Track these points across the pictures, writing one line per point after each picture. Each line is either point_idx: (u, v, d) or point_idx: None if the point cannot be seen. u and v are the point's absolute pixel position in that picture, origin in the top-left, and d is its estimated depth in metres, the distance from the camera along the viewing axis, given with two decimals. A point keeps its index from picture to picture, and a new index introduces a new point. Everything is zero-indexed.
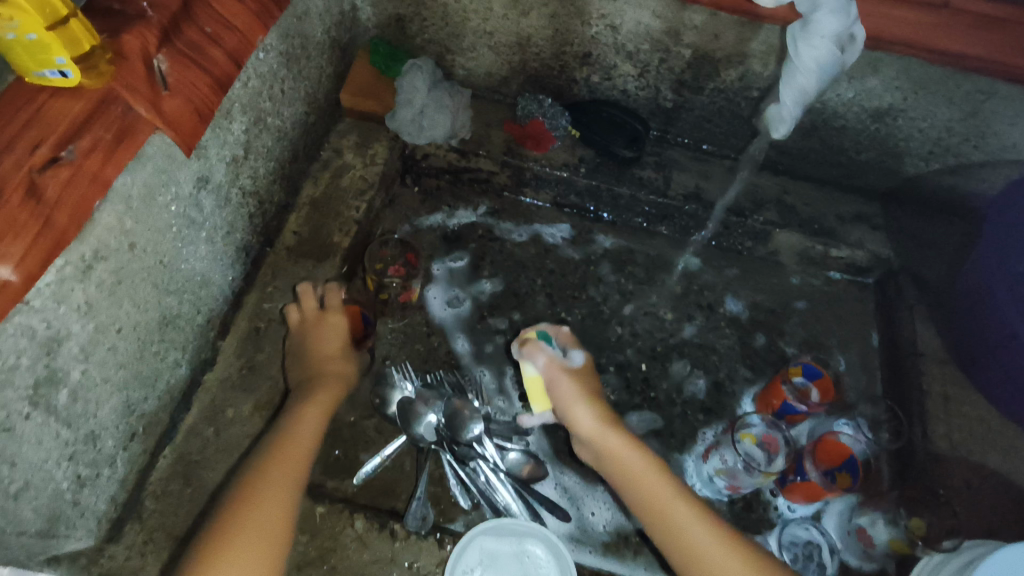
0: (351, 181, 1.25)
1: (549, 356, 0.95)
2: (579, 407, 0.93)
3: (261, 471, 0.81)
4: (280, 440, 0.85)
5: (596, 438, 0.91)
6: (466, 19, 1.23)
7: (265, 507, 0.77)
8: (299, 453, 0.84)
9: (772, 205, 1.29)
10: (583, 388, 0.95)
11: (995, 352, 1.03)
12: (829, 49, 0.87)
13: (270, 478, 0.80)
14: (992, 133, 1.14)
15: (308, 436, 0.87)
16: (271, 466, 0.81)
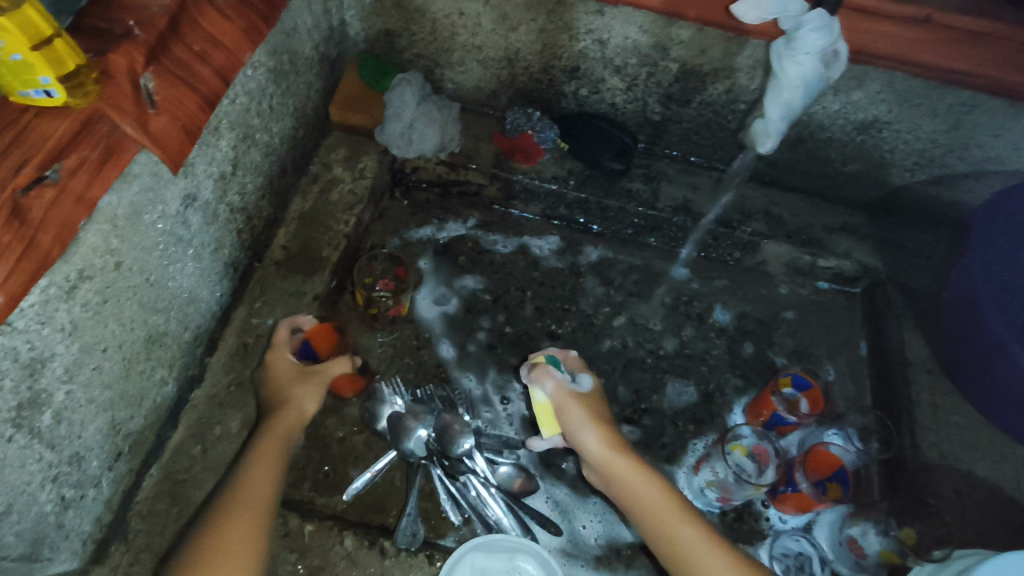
0: (340, 195, 1.25)
1: (558, 382, 0.94)
2: (586, 431, 0.91)
3: (230, 509, 0.78)
4: (243, 473, 0.82)
5: (602, 461, 0.90)
6: (455, 34, 1.24)
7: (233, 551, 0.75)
8: (261, 488, 0.81)
9: (759, 216, 1.30)
10: (592, 411, 0.94)
11: (982, 360, 1.04)
12: (813, 64, 1.00)
13: (241, 519, 0.77)
14: (976, 144, 1.15)
15: (269, 469, 0.83)
16: (239, 505, 0.79)
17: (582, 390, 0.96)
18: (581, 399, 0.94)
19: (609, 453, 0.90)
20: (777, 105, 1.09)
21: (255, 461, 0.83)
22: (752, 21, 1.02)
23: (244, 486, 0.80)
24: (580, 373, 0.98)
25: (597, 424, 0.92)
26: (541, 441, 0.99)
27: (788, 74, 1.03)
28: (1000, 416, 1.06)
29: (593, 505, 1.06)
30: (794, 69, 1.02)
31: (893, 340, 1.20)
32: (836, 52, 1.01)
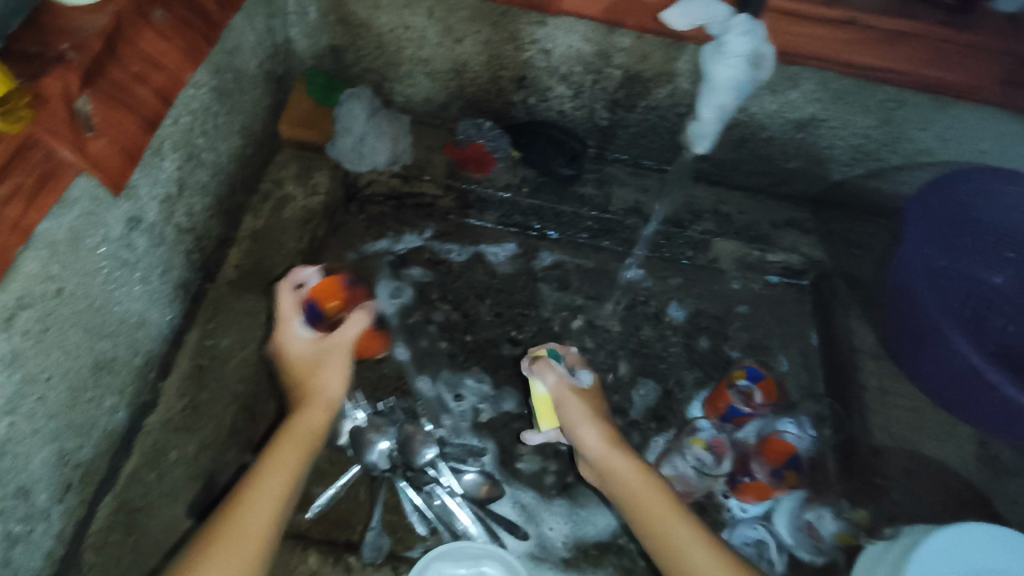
0: (293, 212, 1.24)
1: (558, 376, 0.98)
2: (583, 427, 0.93)
3: (241, 507, 0.76)
4: (259, 470, 0.80)
5: (600, 459, 0.91)
6: (402, 48, 1.26)
7: (235, 554, 0.72)
8: (274, 490, 0.78)
9: (708, 216, 1.34)
10: (594, 407, 0.97)
11: (922, 343, 1.09)
12: (743, 67, 1.02)
13: (248, 519, 0.75)
14: (906, 138, 1.21)
15: (287, 470, 0.81)
16: (249, 505, 0.76)
17: (583, 387, 1.01)
18: (580, 392, 0.98)
19: (608, 450, 0.90)
20: (711, 109, 1.12)
21: (275, 458, 0.81)
22: (680, 26, 1.04)
23: (261, 485, 0.78)
24: (580, 371, 1.03)
25: (596, 419, 0.95)
26: (536, 435, 1.04)
27: (715, 76, 1.06)
28: (941, 394, 1.09)
29: (557, 507, 1.07)
30: (720, 71, 1.04)
31: (840, 329, 1.24)
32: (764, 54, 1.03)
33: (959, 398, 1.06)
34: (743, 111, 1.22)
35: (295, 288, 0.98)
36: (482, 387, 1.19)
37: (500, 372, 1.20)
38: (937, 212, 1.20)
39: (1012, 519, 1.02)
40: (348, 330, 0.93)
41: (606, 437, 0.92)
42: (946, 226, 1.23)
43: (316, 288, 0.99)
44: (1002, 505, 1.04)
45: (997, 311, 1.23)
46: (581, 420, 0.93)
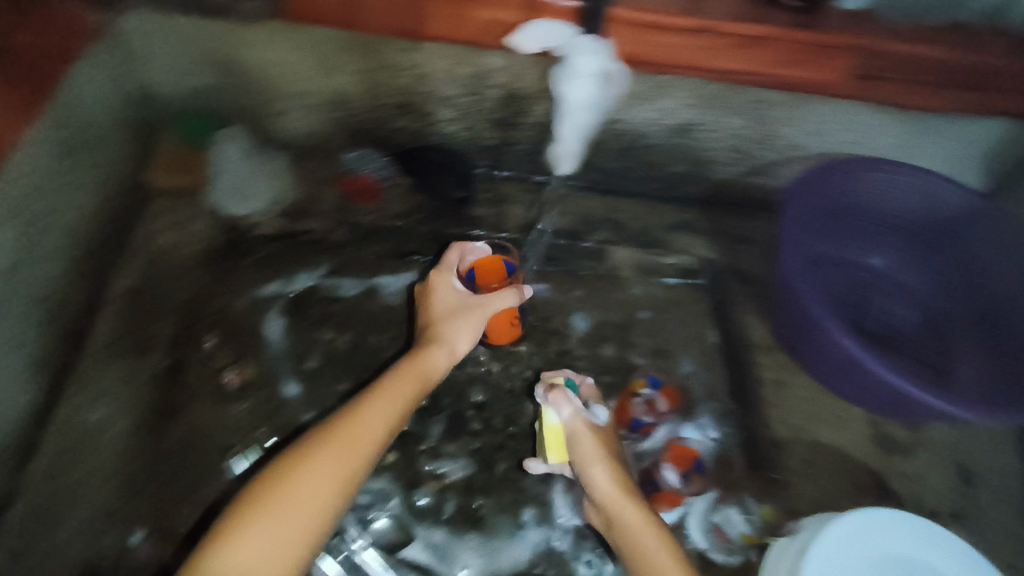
0: (168, 266, 1.21)
1: (574, 412, 0.97)
2: (595, 468, 0.93)
3: (348, 422, 0.86)
4: (377, 394, 0.91)
5: (608, 502, 0.91)
6: (271, 85, 1.21)
7: (334, 463, 0.81)
8: (380, 420, 0.88)
9: (603, 224, 1.37)
10: (605, 447, 0.96)
11: (807, 335, 1.12)
12: (599, 79, 1.05)
13: (359, 435, 0.85)
14: (778, 135, 1.25)
15: (400, 400, 0.91)
16: (355, 424, 0.86)
17: (597, 421, 1.00)
18: (594, 429, 0.97)
19: (619, 498, 0.91)
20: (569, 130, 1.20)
21: (389, 387, 0.92)
22: (532, 48, 1.05)
23: (368, 411, 0.88)
24: (596, 405, 1.02)
25: (609, 461, 0.94)
26: (540, 463, 1.03)
27: (566, 98, 1.09)
28: (832, 383, 1.12)
29: (470, 541, 1.05)
30: (571, 93, 1.08)
31: (737, 325, 1.27)
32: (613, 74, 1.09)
33: (853, 386, 1.08)
34: (620, 121, 1.24)
35: (462, 254, 1.09)
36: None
37: None
38: (817, 205, 1.24)
39: (904, 496, 1.07)
40: (500, 300, 1.04)
41: (619, 478, 0.93)
42: (827, 216, 1.27)
43: (478, 260, 1.11)
44: (894, 483, 1.08)
45: (878, 291, 1.31)
46: (592, 464, 0.93)
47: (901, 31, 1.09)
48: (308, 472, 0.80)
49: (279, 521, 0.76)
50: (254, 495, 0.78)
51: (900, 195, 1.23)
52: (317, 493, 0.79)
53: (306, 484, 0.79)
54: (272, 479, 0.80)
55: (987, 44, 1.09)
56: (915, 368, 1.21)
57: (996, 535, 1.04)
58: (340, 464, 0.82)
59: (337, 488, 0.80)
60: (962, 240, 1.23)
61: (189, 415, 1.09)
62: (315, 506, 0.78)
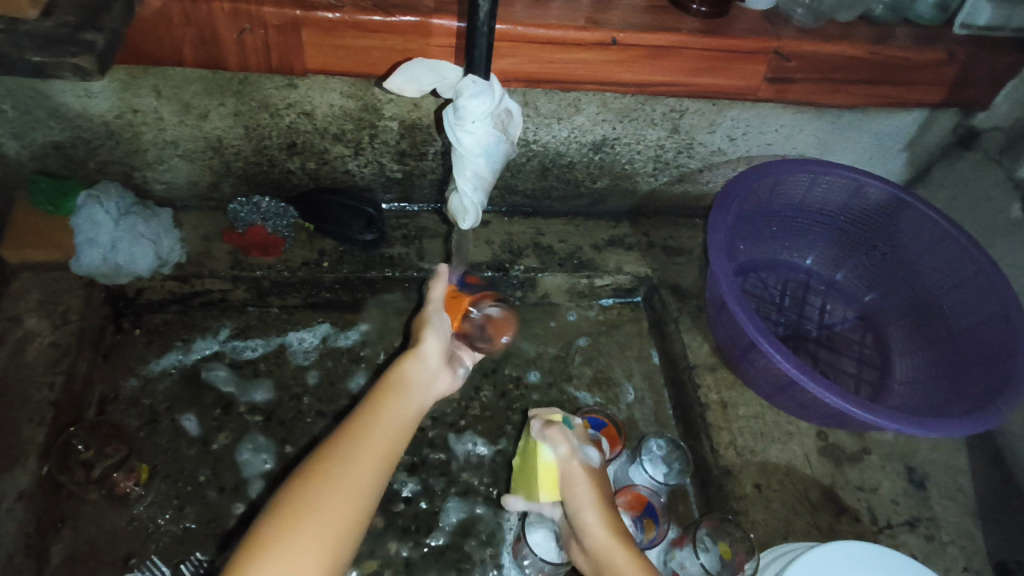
0: (39, 352, 1.01)
1: (568, 452, 0.85)
2: (589, 510, 0.81)
3: (370, 428, 0.72)
4: (391, 394, 0.77)
5: (600, 550, 0.78)
6: (138, 134, 1.06)
7: (361, 480, 0.67)
8: (396, 427, 0.74)
9: (528, 251, 1.25)
10: (603, 491, 0.83)
11: (748, 356, 1.06)
12: (488, 131, 0.81)
13: (381, 442, 0.71)
14: (699, 142, 1.20)
15: (411, 408, 0.77)
16: (377, 431, 0.72)
17: (595, 462, 0.87)
18: (591, 471, 0.85)
19: (612, 547, 0.77)
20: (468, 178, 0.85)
21: (400, 387, 0.78)
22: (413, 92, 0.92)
23: (384, 415, 0.74)
24: (592, 447, 0.90)
25: (602, 505, 0.81)
26: (518, 501, 0.91)
27: (460, 144, 0.82)
28: (777, 400, 1.08)
29: None
30: (464, 137, 0.81)
31: (676, 344, 1.21)
32: (508, 109, 0.83)
33: (795, 404, 1.05)
34: (535, 142, 1.15)
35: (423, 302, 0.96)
36: (229, 377, 1.13)
37: None
38: (748, 210, 1.18)
39: (859, 508, 1.04)
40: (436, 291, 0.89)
41: (613, 522, 0.80)
42: (759, 219, 1.22)
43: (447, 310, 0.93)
44: (848, 496, 1.05)
45: (815, 290, 1.28)
46: (586, 508, 0.80)
47: (811, 30, 1.05)
48: (338, 489, 0.66)
49: (312, 545, 0.62)
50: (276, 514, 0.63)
51: (829, 192, 1.21)
52: (350, 502, 0.66)
53: (340, 490, 0.66)
54: (290, 501, 0.64)
55: (894, 36, 1.07)
56: (857, 371, 1.18)
57: (951, 538, 1.02)
58: (367, 484, 0.68)
59: (365, 509, 0.67)
60: (893, 233, 1.21)
61: (78, 527, 0.96)
62: (345, 527, 0.64)
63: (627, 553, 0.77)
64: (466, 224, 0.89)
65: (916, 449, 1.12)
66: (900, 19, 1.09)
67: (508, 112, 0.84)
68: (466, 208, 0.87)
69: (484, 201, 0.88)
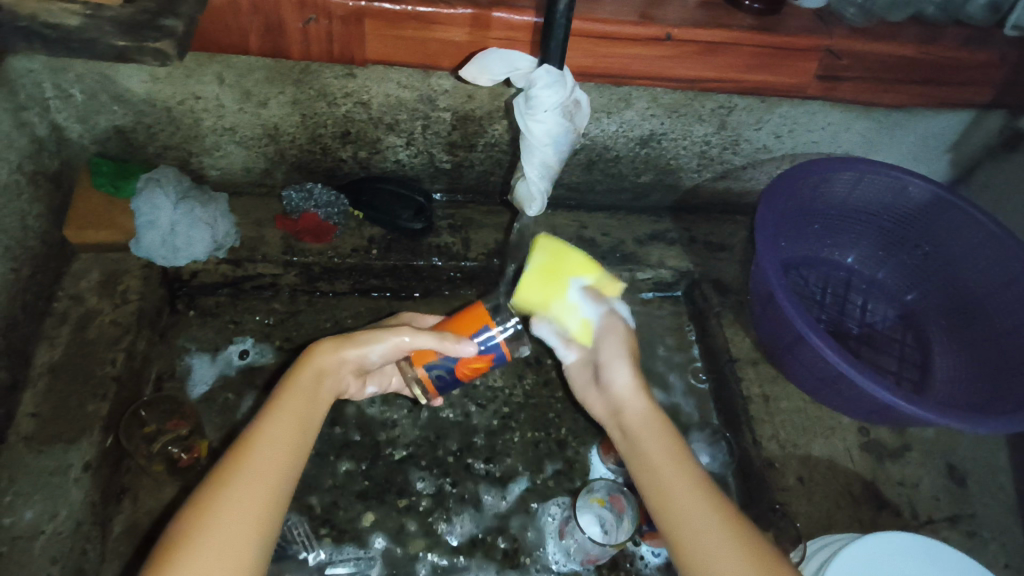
0: (100, 329, 1.04)
1: (612, 308, 0.81)
2: (618, 365, 0.80)
3: (268, 433, 0.71)
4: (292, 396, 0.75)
5: (623, 402, 0.79)
6: (198, 120, 1.09)
7: (264, 485, 0.68)
8: (294, 433, 0.73)
9: (572, 244, 1.27)
10: (632, 348, 0.82)
11: (792, 350, 1.07)
12: (558, 121, 0.84)
13: (281, 445, 0.71)
14: (745, 139, 1.21)
15: (314, 408, 0.76)
16: (270, 441, 0.71)
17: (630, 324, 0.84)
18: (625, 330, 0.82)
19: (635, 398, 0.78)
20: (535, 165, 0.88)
21: (310, 382, 0.77)
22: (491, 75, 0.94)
23: (276, 425, 0.72)
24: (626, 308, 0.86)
25: (632, 360, 0.81)
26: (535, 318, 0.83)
27: (529, 133, 0.85)
28: (820, 395, 1.09)
29: None
30: (534, 127, 0.84)
31: (718, 338, 1.22)
32: (578, 100, 0.86)
33: (839, 399, 1.06)
34: (584, 136, 1.17)
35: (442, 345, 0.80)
36: (279, 360, 1.16)
37: (380, 462, 1.08)
38: (792, 206, 1.19)
39: (900, 503, 1.05)
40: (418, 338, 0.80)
41: (639, 378, 0.80)
42: (802, 216, 1.23)
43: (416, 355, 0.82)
44: (889, 492, 1.06)
45: (854, 288, 1.28)
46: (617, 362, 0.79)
47: (863, 29, 1.05)
48: (236, 503, 0.65)
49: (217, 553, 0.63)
50: (179, 526, 0.64)
51: (870, 191, 1.22)
52: (252, 507, 0.66)
53: (240, 499, 0.66)
54: (193, 513, 0.65)
55: (944, 36, 1.07)
56: (897, 368, 1.19)
57: (992, 535, 1.03)
58: (270, 487, 0.68)
59: (274, 514, 0.67)
60: (934, 232, 1.22)
61: (137, 499, 1.01)
62: (250, 536, 0.65)
63: (646, 410, 0.78)
64: (532, 211, 0.93)
65: (956, 446, 1.12)
66: (951, 19, 1.10)
67: (576, 102, 0.87)
68: (532, 196, 0.89)
69: (550, 188, 0.91)
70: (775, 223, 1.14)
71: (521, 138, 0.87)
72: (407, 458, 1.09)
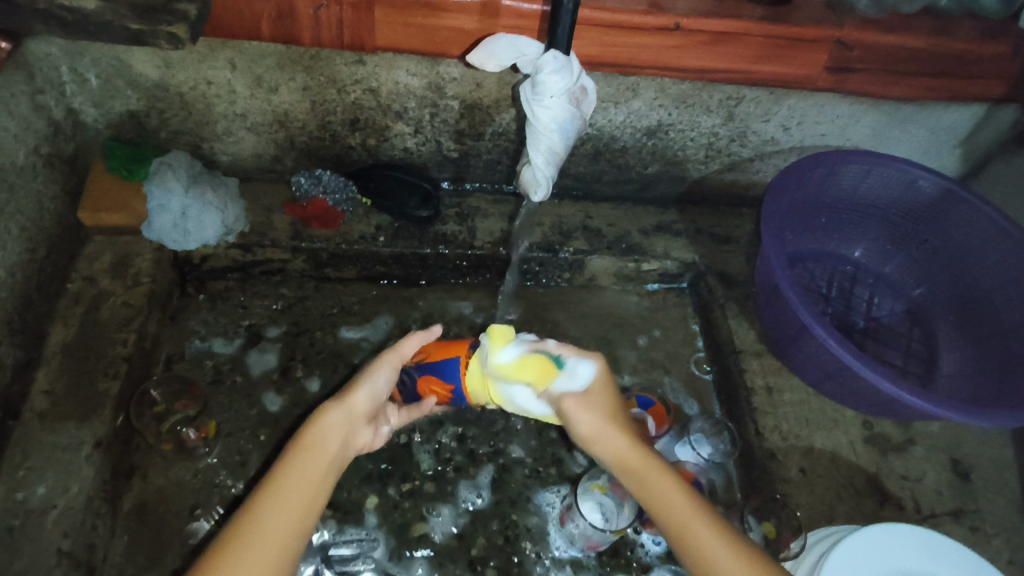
0: (112, 310, 1.06)
1: (545, 394, 0.79)
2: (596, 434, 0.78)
3: (275, 500, 0.68)
4: (304, 457, 0.72)
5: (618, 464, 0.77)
6: (210, 105, 1.10)
7: (263, 558, 0.64)
8: (305, 499, 0.69)
9: (578, 234, 1.27)
10: (601, 405, 0.79)
11: (797, 342, 1.07)
12: (564, 107, 0.85)
13: (287, 515, 0.67)
14: (753, 131, 1.21)
15: (327, 470, 0.72)
16: (275, 510, 0.67)
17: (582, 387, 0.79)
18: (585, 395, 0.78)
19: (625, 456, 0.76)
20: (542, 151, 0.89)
21: (323, 441, 0.73)
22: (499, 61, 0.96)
23: (287, 491, 0.69)
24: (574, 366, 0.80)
25: (609, 420, 0.78)
26: None
27: (536, 118, 0.86)
28: (824, 387, 1.09)
29: None
30: (541, 113, 0.86)
31: (723, 330, 1.22)
32: (584, 87, 0.87)
33: (843, 391, 1.07)
34: (591, 126, 1.17)
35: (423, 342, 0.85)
36: (287, 343, 1.18)
37: (384, 446, 1.09)
38: (799, 200, 1.19)
39: (904, 497, 1.04)
40: (405, 343, 0.84)
41: (625, 438, 0.77)
42: (809, 209, 1.22)
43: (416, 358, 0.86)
44: (892, 485, 1.06)
45: (861, 282, 1.28)
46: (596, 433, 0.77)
47: (875, 20, 1.05)
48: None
49: None
50: None
51: (881, 185, 1.21)
52: None
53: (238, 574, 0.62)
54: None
55: (956, 28, 1.07)
56: (903, 363, 1.18)
57: (996, 531, 1.03)
58: (270, 560, 0.64)
59: None
60: (943, 227, 1.21)
61: (147, 477, 1.02)
62: None
63: (640, 462, 0.76)
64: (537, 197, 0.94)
65: (961, 442, 1.12)
66: (965, 11, 1.09)
67: (582, 88, 0.87)
68: (538, 181, 0.90)
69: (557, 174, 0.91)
70: (782, 216, 1.14)
71: (528, 124, 0.88)
72: (411, 443, 1.10)
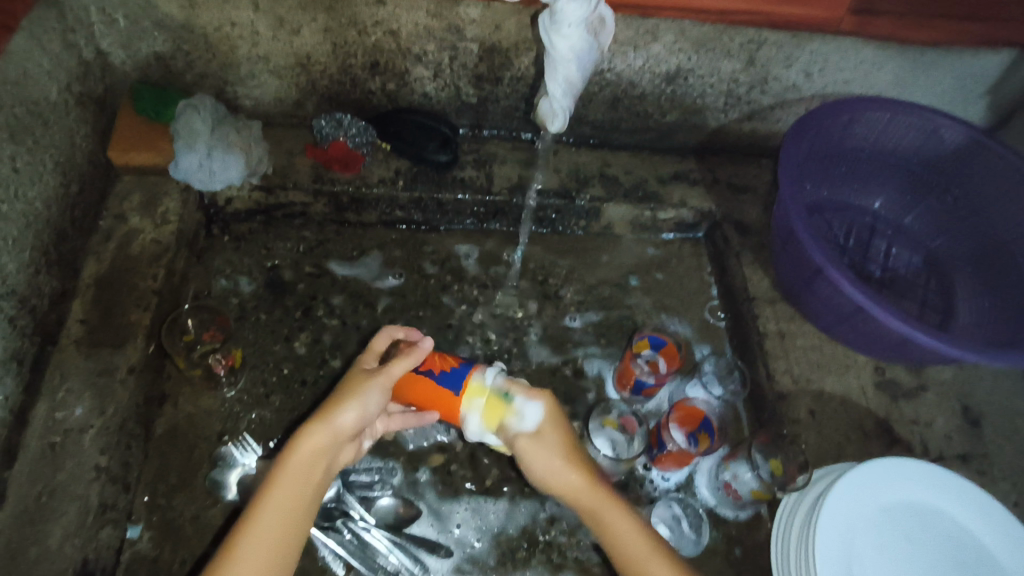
0: (142, 247, 1.10)
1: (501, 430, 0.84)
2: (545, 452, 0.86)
3: (265, 518, 0.75)
4: (290, 479, 0.77)
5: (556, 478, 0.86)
6: (234, 47, 1.12)
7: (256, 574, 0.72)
8: (292, 515, 0.76)
9: (594, 181, 1.28)
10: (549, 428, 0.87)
11: (809, 286, 1.09)
12: (582, 36, 0.86)
13: (277, 532, 0.74)
14: (773, 77, 1.20)
15: (314, 485, 0.78)
16: (266, 528, 0.74)
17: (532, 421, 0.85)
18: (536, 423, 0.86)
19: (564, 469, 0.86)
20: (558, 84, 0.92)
21: (309, 461, 0.78)
22: None
23: (275, 509, 0.75)
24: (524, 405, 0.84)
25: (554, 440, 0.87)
26: None
27: (554, 48, 0.87)
28: (836, 330, 1.11)
29: (482, 512, 1.02)
30: (559, 42, 0.87)
31: (737, 277, 1.23)
32: (601, 16, 0.89)
33: (856, 334, 1.08)
34: (609, 71, 1.17)
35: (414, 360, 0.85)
36: (309, 284, 1.21)
37: None
38: (819, 148, 1.18)
39: (912, 440, 1.06)
40: (394, 368, 0.82)
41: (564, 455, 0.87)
42: (828, 158, 1.22)
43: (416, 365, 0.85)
44: (901, 428, 1.07)
45: (880, 233, 1.27)
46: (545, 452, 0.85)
47: None
48: None
49: None
50: None
51: (903, 134, 1.20)
52: None
53: None
54: None
55: None
56: (918, 312, 1.18)
57: (1003, 474, 1.04)
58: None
59: None
60: (965, 178, 1.20)
61: (177, 405, 1.07)
62: None
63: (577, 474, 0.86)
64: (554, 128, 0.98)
65: (974, 390, 1.12)
66: None
67: (599, 19, 0.89)
68: (555, 112, 0.95)
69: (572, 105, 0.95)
70: (801, 163, 1.14)
71: (546, 53, 0.90)
72: None
